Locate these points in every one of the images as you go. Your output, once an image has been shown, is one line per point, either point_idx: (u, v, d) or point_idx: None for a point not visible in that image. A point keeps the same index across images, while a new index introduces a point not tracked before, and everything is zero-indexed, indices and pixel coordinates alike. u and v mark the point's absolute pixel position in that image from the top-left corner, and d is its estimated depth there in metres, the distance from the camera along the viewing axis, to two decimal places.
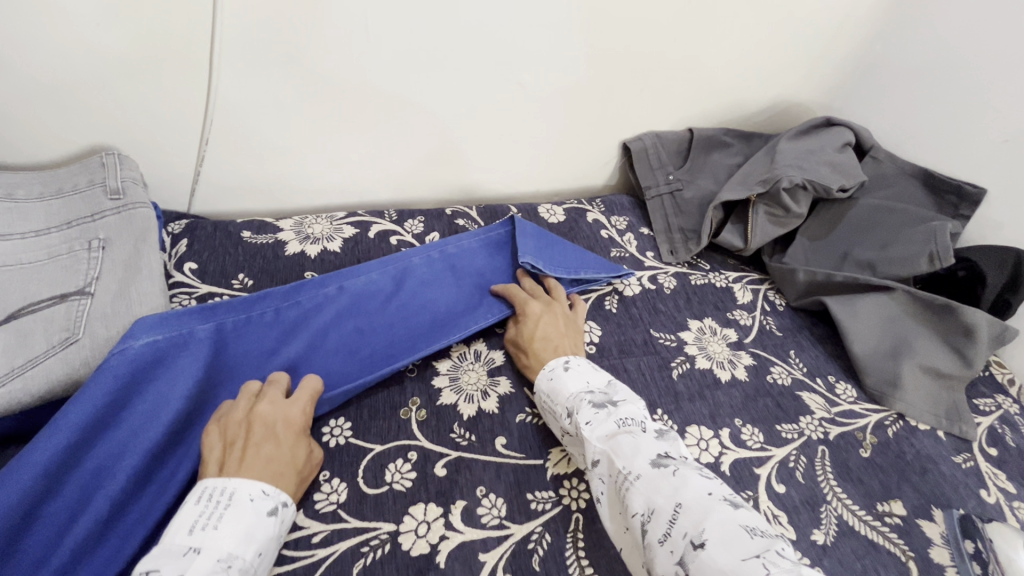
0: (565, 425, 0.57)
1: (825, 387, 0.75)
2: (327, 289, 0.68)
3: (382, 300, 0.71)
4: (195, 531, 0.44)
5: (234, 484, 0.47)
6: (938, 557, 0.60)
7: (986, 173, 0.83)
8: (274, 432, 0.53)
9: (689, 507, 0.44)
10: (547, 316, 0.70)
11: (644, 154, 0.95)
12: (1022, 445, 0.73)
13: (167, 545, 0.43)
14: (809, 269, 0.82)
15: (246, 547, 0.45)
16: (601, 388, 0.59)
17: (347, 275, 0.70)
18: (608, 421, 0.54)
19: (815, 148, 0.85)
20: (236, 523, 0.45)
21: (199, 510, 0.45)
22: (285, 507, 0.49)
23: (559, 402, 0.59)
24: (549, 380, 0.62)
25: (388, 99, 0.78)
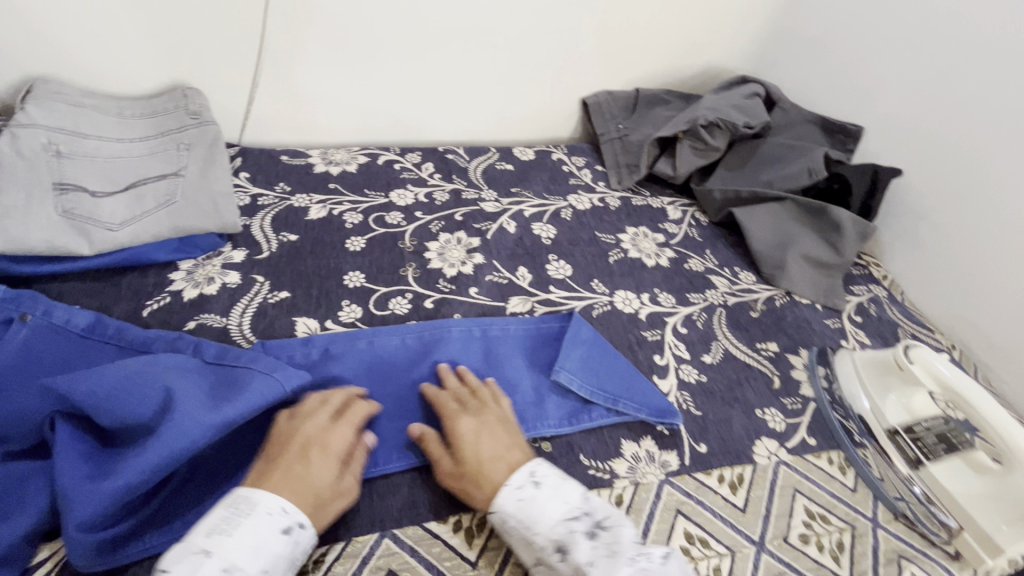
0: (557, 564, 0.51)
1: (729, 274, 0.97)
2: (356, 343, 0.71)
3: (400, 368, 0.70)
4: (211, 535, 0.46)
5: (257, 497, 0.49)
6: (797, 375, 0.81)
7: (863, 114, 1.06)
8: (302, 453, 0.54)
9: None
10: (485, 432, 0.60)
11: (599, 108, 1.19)
12: (882, 314, 0.94)
13: (186, 542, 0.46)
14: (723, 189, 1.04)
15: (250, 563, 0.46)
16: (581, 506, 0.54)
17: (380, 333, 0.73)
18: (616, 560, 0.50)
19: (728, 97, 1.09)
20: (247, 535, 0.47)
21: (223, 514, 0.48)
22: (301, 529, 0.50)
23: (541, 536, 0.52)
24: (518, 502, 0.54)
25: (394, 55, 1.03)
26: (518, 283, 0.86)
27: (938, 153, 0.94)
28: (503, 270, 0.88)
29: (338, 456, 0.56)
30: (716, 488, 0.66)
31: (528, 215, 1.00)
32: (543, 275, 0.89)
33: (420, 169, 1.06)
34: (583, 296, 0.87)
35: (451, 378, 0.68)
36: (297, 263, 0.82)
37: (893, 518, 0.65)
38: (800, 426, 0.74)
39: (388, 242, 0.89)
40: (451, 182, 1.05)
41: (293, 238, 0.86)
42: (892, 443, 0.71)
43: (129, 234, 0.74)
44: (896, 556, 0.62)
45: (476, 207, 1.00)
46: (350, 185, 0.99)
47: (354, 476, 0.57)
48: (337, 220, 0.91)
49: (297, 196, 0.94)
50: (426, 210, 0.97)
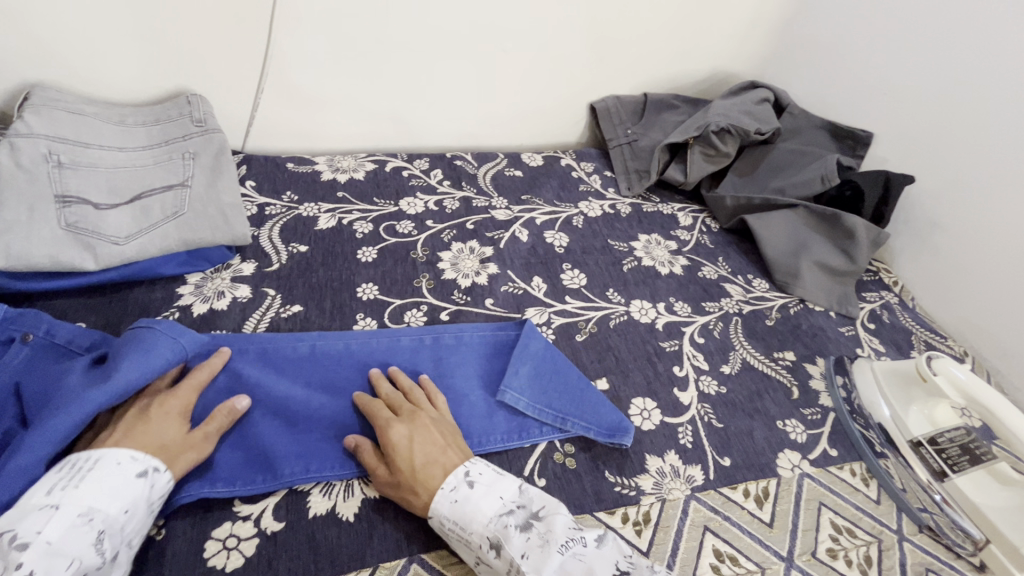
0: (491, 560, 0.52)
1: (743, 281, 0.96)
2: (350, 345, 0.71)
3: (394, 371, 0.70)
4: (55, 491, 0.47)
5: (98, 453, 0.51)
6: (815, 384, 0.81)
7: (872, 120, 1.06)
8: (143, 413, 0.56)
9: None
10: (419, 437, 0.59)
11: (607, 113, 1.18)
12: (894, 321, 0.94)
13: (27, 502, 0.47)
14: (735, 195, 1.04)
15: (112, 504, 0.48)
16: (516, 500, 0.56)
17: (376, 336, 0.72)
18: (550, 548, 0.51)
19: (739, 102, 1.08)
20: (99, 482, 0.49)
21: (61, 474, 0.49)
22: (156, 473, 0.52)
23: (476, 533, 0.53)
24: (454, 504, 0.54)
25: (402, 59, 1.01)
26: (534, 294, 0.85)
27: (948, 160, 0.94)
28: (518, 280, 0.87)
29: (182, 414, 0.58)
30: (742, 503, 0.65)
31: (540, 223, 0.99)
32: (558, 285, 0.88)
33: (429, 176, 1.05)
34: (600, 306, 0.86)
35: (381, 382, 0.66)
36: (309, 275, 0.80)
37: (918, 530, 0.65)
38: (821, 437, 0.74)
39: (400, 252, 0.87)
40: (460, 189, 1.03)
41: (303, 249, 0.84)
42: (913, 454, 0.70)
43: (135, 249, 0.71)
44: (924, 569, 0.62)
45: (487, 215, 0.98)
46: (359, 194, 0.97)
47: (211, 428, 0.58)
48: (348, 230, 0.89)
49: (306, 205, 0.92)
50: (437, 219, 0.95)
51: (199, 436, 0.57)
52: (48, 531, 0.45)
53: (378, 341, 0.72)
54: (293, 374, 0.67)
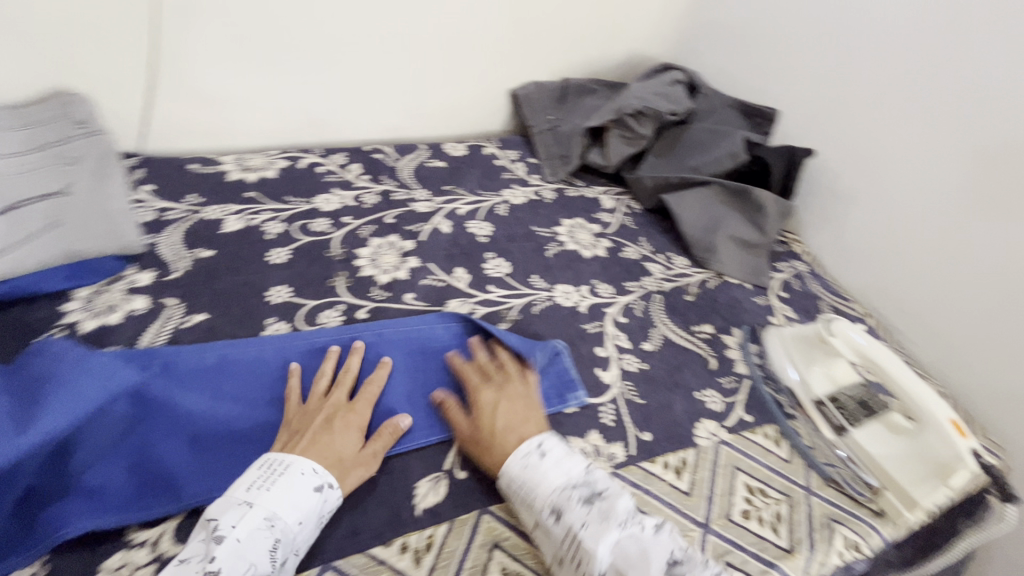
0: (550, 525, 0.55)
1: (664, 259, 0.99)
2: (261, 350, 0.68)
3: (308, 375, 0.67)
4: (253, 488, 0.52)
5: (291, 459, 0.55)
6: (732, 354, 0.84)
7: (778, 98, 1.11)
8: (327, 424, 0.60)
9: None
10: (503, 404, 0.65)
11: (528, 100, 1.18)
12: (804, 289, 0.99)
13: (230, 495, 0.52)
14: (654, 175, 1.06)
15: (290, 514, 0.51)
16: (583, 478, 0.58)
17: (289, 340, 0.70)
18: (609, 524, 0.54)
19: (652, 85, 1.11)
20: (285, 490, 0.52)
21: (259, 473, 0.54)
22: (330, 488, 0.55)
23: (541, 498, 0.56)
24: (523, 468, 0.58)
25: (308, 50, 0.97)
26: (456, 285, 0.84)
27: (845, 132, 1.00)
28: (440, 273, 0.86)
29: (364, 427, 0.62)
30: (662, 475, 0.67)
31: (463, 213, 0.98)
32: (481, 275, 0.87)
33: (346, 171, 1.01)
34: (523, 293, 0.86)
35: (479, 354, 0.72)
36: (213, 281, 0.76)
37: (824, 483, 0.69)
38: (736, 404, 0.77)
39: (315, 251, 0.84)
40: (380, 183, 1.01)
41: (208, 254, 0.79)
42: (818, 413, 0.74)
43: (8, 263, 0.65)
44: (829, 520, 0.65)
45: (408, 208, 0.96)
46: (270, 193, 0.93)
47: (378, 446, 0.61)
48: (257, 232, 0.85)
49: (210, 207, 0.87)
50: (355, 215, 0.92)
51: (371, 453, 0.60)
52: (239, 527, 0.49)
53: (287, 344, 0.69)
54: (195, 386, 0.63)
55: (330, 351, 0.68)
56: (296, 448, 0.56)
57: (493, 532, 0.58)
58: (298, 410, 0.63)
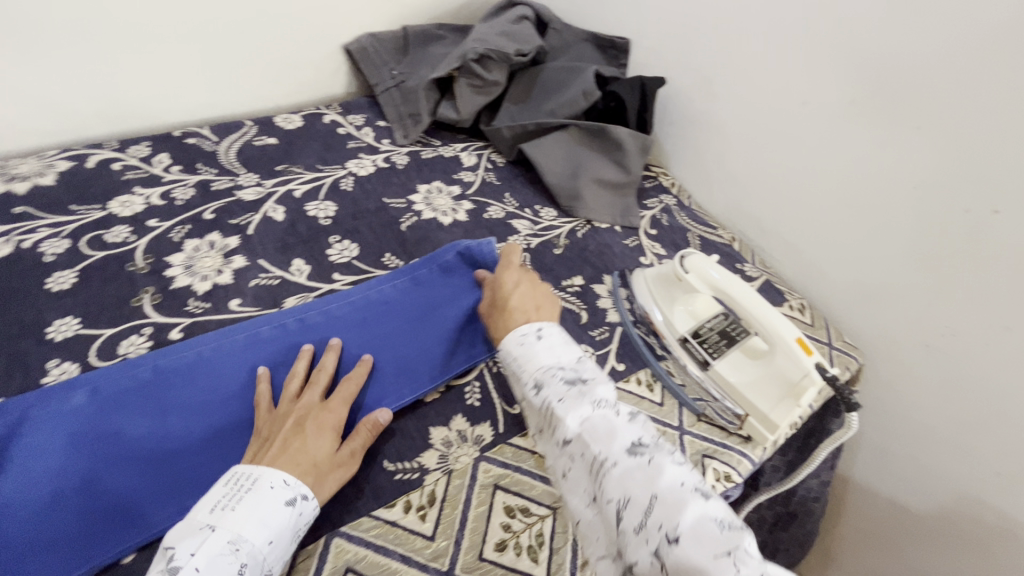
0: (533, 397, 0.54)
1: (531, 213, 0.93)
2: (48, 404, 0.56)
3: (122, 418, 0.57)
4: (216, 510, 0.47)
5: (258, 472, 0.50)
6: (603, 304, 0.81)
7: (627, 26, 1.05)
8: (297, 429, 0.55)
9: (664, 497, 0.44)
10: (527, 285, 0.67)
11: (365, 54, 1.05)
12: (673, 223, 0.97)
13: (192, 519, 0.47)
14: (511, 125, 0.99)
15: (259, 535, 0.46)
16: (573, 364, 0.56)
17: (86, 381, 0.58)
18: (584, 400, 0.51)
19: (496, 24, 1.02)
20: (253, 507, 0.47)
21: (225, 491, 0.49)
22: (305, 500, 0.50)
23: (527, 373, 0.56)
24: (519, 345, 0.57)
25: (61, 22, 0.79)
26: (293, 280, 0.74)
27: (693, 55, 0.96)
28: (273, 269, 0.75)
29: (338, 426, 0.57)
30: (534, 447, 0.63)
31: (300, 195, 0.86)
32: (323, 264, 0.77)
33: (150, 164, 0.86)
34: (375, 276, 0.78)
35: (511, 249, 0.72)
36: None
37: (696, 420, 0.70)
38: (609, 355, 0.75)
39: (111, 268, 0.70)
40: (195, 173, 0.86)
41: None
42: (683, 349, 0.73)
43: None
44: (700, 457, 0.66)
45: (231, 198, 0.83)
46: (48, 203, 0.77)
47: (356, 444, 0.56)
48: (30, 255, 0.70)
49: None
50: (164, 215, 0.78)
51: (349, 453, 0.56)
52: (199, 555, 0.44)
53: (92, 387, 0.58)
54: None
55: (305, 350, 0.63)
56: (263, 459, 0.52)
57: (344, 556, 0.52)
58: (271, 415, 0.58)
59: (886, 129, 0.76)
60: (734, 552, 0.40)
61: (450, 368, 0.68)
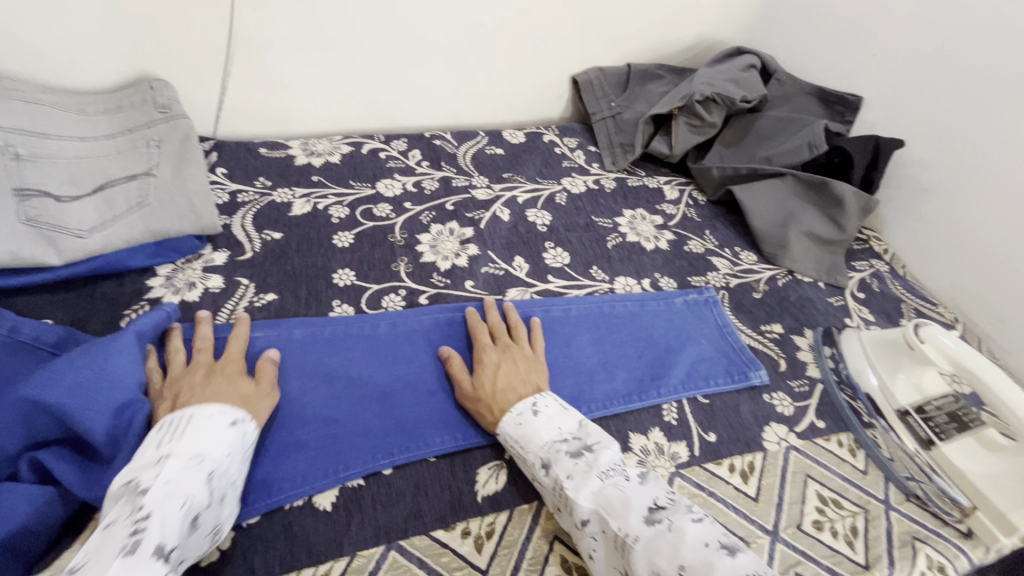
0: (542, 477, 0.57)
1: (730, 254, 0.95)
2: (331, 334, 0.70)
3: (384, 357, 0.69)
4: (162, 444, 0.50)
5: (191, 411, 0.53)
6: (803, 356, 0.79)
7: (861, 84, 1.03)
8: (206, 379, 0.57)
9: (692, 567, 0.46)
10: (507, 360, 0.67)
11: (589, 85, 1.15)
12: (884, 290, 0.92)
13: (140, 458, 0.49)
14: (722, 166, 1.02)
15: (213, 449, 0.51)
16: (574, 433, 0.59)
17: (360, 323, 0.72)
18: (591, 474, 0.55)
19: (723, 69, 1.06)
20: (201, 431, 0.51)
21: (163, 432, 0.51)
22: (243, 422, 0.54)
23: (533, 452, 0.58)
24: (517, 426, 0.60)
25: (373, 40, 0.98)
26: (515, 274, 0.83)
27: (938, 120, 0.91)
28: (499, 261, 0.85)
29: (245, 372, 0.60)
30: (727, 478, 0.64)
31: (522, 201, 0.97)
32: (539, 265, 0.86)
33: (407, 157, 1.02)
34: (583, 285, 0.85)
35: (473, 321, 0.72)
36: (283, 262, 0.78)
37: (905, 498, 0.64)
38: (809, 409, 0.73)
39: (377, 236, 0.85)
40: (440, 169, 1.01)
41: (277, 236, 0.82)
42: (902, 423, 0.69)
43: (102, 238, 0.69)
44: (910, 538, 0.61)
45: (467, 195, 0.96)
46: (334, 177, 0.95)
47: (270, 379, 0.61)
48: (322, 215, 0.87)
49: (279, 190, 0.90)
50: (416, 201, 0.93)
51: (268, 385, 0.60)
52: (166, 473, 0.47)
53: (366, 328, 0.71)
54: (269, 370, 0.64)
55: (200, 317, 0.65)
56: (192, 403, 0.54)
57: (553, 523, 0.58)
58: (172, 378, 0.58)
59: None
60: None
61: (660, 386, 0.72)
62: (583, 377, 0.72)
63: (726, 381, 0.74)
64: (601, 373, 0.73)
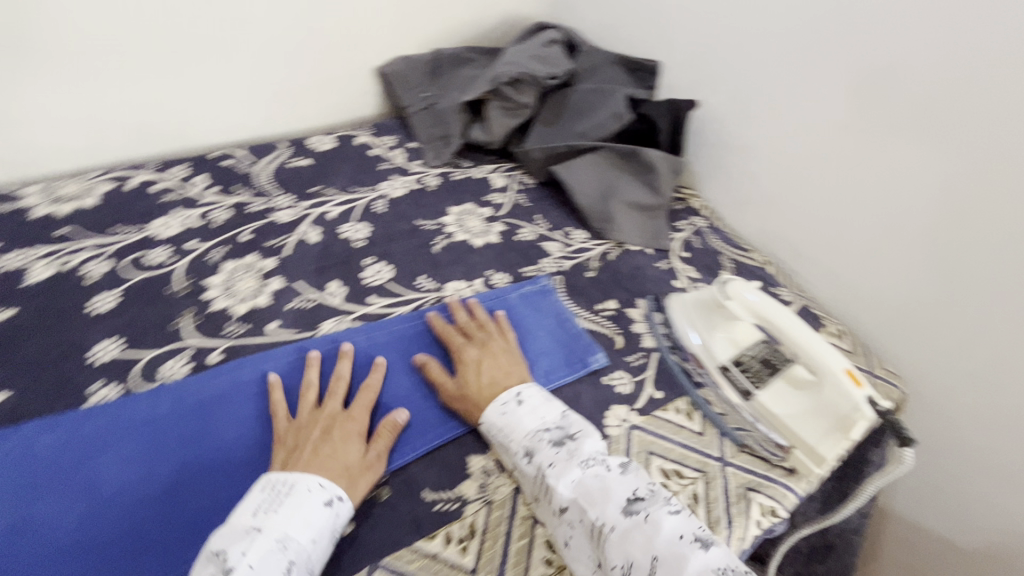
0: (524, 466, 0.57)
1: (562, 236, 0.93)
2: (91, 428, 0.57)
3: (166, 443, 0.57)
4: (258, 514, 0.48)
5: (293, 477, 0.51)
6: (638, 328, 0.80)
7: (655, 49, 1.06)
8: (324, 434, 0.56)
9: (664, 558, 0.46)
10: (486, 358, 0.67)
11: (397, 77, 1.07)
12: (705, 245, 0.97)
13: (234, 525, 0.48)
14: (541, 146, 1.00)
15: (302, 533, 0.47)
16: (557, 422, 0.59)
17: (133, 405, 0.59)
18: (573, 463, 0.54)
19: (526, 48, 1.03)
20: (294, 509, 0.49)
21: (264, 496, 0.50)
22: (340, 501, 0.51)
23: (516, 442, 0.58)
24: (500, 415, 0.60)
25: (111, 50, 0.81)
26: (328, 302, 0.74)
27: (723, 77, 0.96)
28: (308, 291, 0.75)
29: (363, 433, 0.59)
30: None
31: (334, 216, 0.87)
32: (357, 286, 0.77)
33: (188, 186, 0.87)
34: (409, 298, 0.78)
35: (444, 327, 0.71)
36: (15, 349, 0.62)
37: (738, 450, 0.67)
38: (646, 381, 0.73)
39: (151, 290, 0.71)
40: (232, 194, 0.87)
41: (7, 316, 0.65)
42: (722, 378, 0.71)
43: None
44: (745, 490, 0.63)
45: (267, 219, 0.84)
46: (90, 225, 0.78)
47: (381, 446, 0.58)
48: (72, 277, 0.71)
49: (9, 255, 0.72)
50: (201, 236, 0.79)
51: (375, 457, 0.57)
52: (250, 553, 0.45)
53: (140, 410, 0.59)
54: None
55: (312, 360, 0.64)
56: (295, 466, 0.52)
57: None
58: (285, 429, 0.58)
59: (928, 150, 0.74)
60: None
61: None
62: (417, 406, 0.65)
63: (564, 372, 0.72)
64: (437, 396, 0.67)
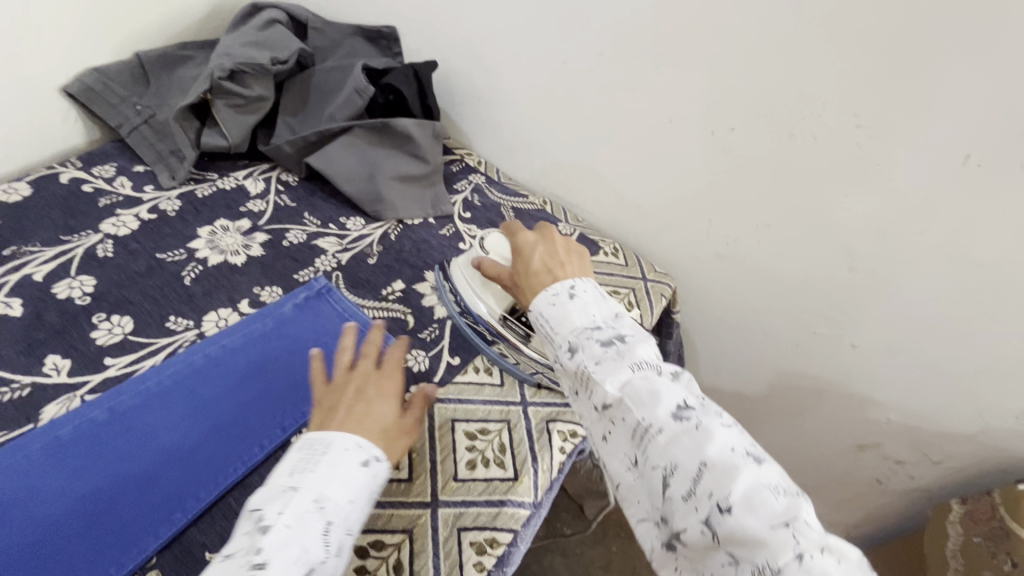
0: (565, 360, 0.48)
1: (336, 228, 0.88)
2: None
3: None
4: (295, 473, 0.46)
5: (330, 436, 0.48)
6: (429, 302, 0.79)
7: (388, 11, 1.01)
8: (358, 395, 0.54)
9: (715, 465, 0.38)
10: (545, 242, 0.61)
11: (93, 94, 0.89)
12: (485, 201, 0.98)
13: (274, 483, 0.45)
14: (290, 139, 0.92)
15: (339, 493, 0.45)
16: (609, 321, 0.49)
17: None
18: (621, 362, 0.45)
19: (242, 35, 0.93)
20: (332, 468, 0.46)
21: (300, 455, 0.47)
22: (377, 462, 0.49)
23: (561, 335, 0.50)
24: (551, 306, 0.52)
25: None
26: (50, 383, 0.62)
27: (456, 30, 0.94)
28: (17, 377, 0.63)
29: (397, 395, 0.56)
30: None
31: (41, 278, 0.72)
32: (87, 352, 0.66)
33: None
34: (160, 346, 0.68)
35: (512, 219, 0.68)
36: None
37: (537, 390, 0.71)
38: (442, 352, 0.73)
39: None
40: None
41: None
42: (506, 328, 0.70)
43: None
44: (545, 424, 0.68)
45: None
46: None
47: (412, 415, 0.56)
48: None
49: None
50: None
51: (409, 423, 0.55)
52: (286, 513, 0.42)
53: None
54: None
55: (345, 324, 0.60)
56: (332, 426, 0.50)
57: None
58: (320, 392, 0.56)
59: (629, 70, 0.79)
60: (793, 524, 0.34)
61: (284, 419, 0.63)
62: (184, 465, 0.58)
63: None
64: (209, 445, 0.60)
